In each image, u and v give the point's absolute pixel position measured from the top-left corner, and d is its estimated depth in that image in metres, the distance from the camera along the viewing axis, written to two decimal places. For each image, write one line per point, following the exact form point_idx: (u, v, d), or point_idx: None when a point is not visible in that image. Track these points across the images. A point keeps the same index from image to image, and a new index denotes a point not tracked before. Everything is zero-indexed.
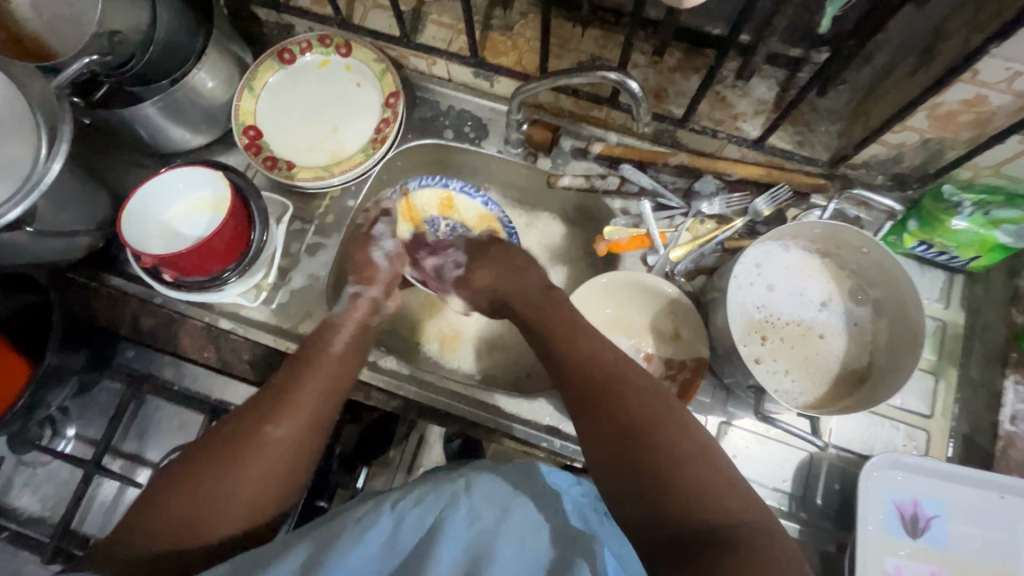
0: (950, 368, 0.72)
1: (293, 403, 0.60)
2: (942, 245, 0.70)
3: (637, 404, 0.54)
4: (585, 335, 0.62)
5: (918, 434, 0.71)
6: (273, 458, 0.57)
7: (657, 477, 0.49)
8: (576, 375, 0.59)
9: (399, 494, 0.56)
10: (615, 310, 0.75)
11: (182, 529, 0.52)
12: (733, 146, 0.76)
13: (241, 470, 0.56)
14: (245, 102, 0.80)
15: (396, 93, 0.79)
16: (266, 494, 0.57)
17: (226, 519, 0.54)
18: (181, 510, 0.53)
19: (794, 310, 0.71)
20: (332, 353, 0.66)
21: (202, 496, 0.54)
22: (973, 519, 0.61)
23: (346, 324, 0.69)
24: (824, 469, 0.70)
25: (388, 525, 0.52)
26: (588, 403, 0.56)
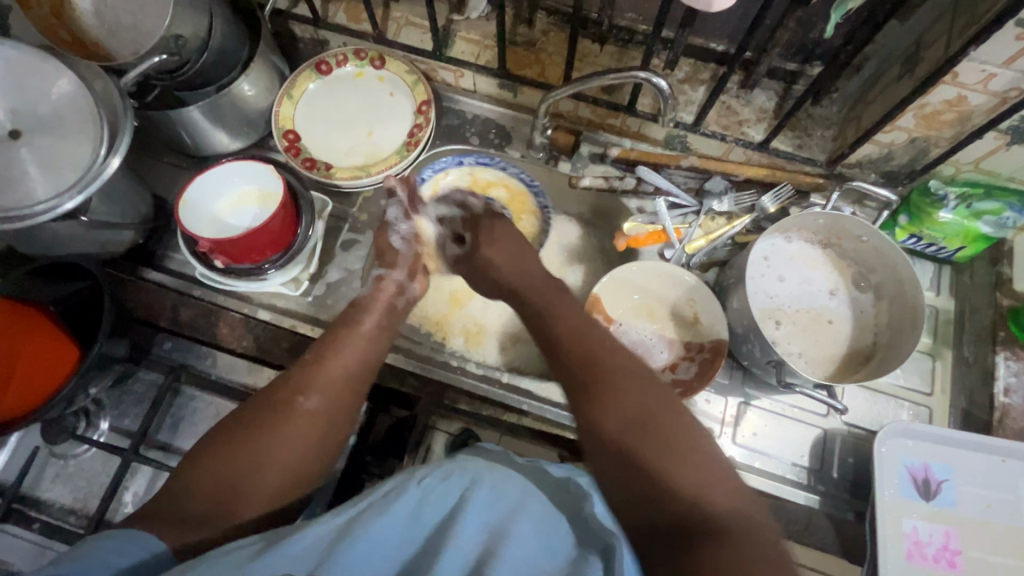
0: (945, 350, 0.78)
1: (321, 376, 0.62)
2: (930, 237, 0.77)
3: (635, 393, 0.55)
4: (594, 330, 0.62)
5: (921, 410, 0.76)
6: (305, 433, 0.59)
7: (650, 468, 0.50)
8: (576, 364, 0.59)
9: (428, 468, 0.56)
10: (642, 297, 0.80)
11: (220, 496, 0.54)
12: (739, 149, 0.83)
13: (278, 437, 0.58)
14: (285, 108, 0.85)
15: (428, 101, 0.85)
16: (303, 462, 0.59)
17: (264, 485, 0.56)
18: (216, 479, 0.55)
19: (803, 299, 0.77)
20: (362, 332, 0.68)
21: (243, 461, 0.56)
22: (979, 481, 0.66)
23: (375, 306, 0.71)
24: (838, 444, 0.74)
25: (412, 501, 0.52)
26: (585, 387, 0.57)
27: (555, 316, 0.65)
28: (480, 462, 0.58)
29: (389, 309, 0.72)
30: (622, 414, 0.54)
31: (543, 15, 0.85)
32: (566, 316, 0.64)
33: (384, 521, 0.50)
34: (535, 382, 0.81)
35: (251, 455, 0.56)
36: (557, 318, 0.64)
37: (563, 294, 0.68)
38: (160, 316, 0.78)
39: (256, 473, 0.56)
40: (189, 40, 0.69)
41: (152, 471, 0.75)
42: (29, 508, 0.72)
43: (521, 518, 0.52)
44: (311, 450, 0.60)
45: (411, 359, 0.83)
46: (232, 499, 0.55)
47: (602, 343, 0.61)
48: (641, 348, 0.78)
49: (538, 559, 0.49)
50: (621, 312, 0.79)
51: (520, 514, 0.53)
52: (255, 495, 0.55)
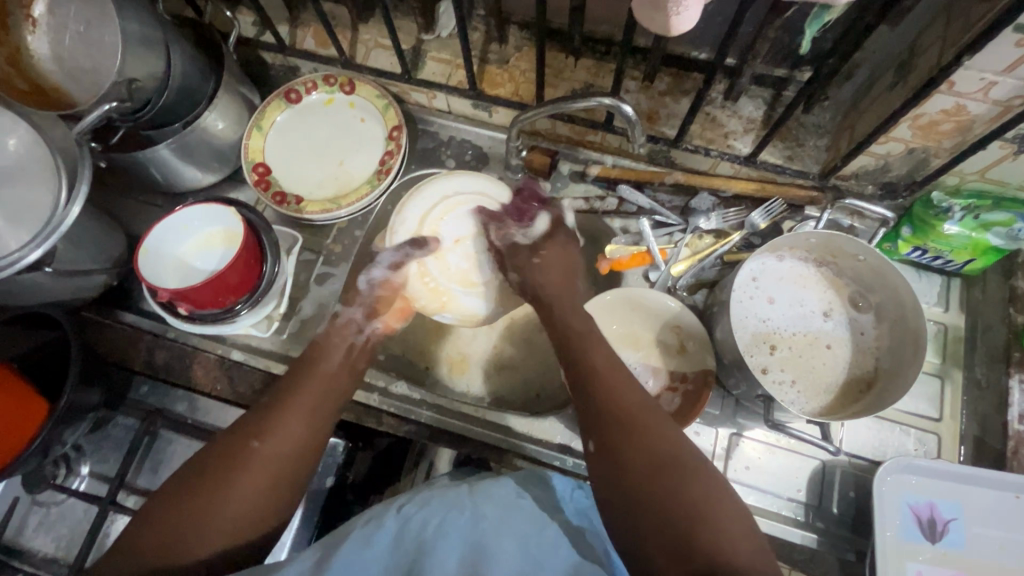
0: (955, 371, 0.73)
1: (282, 415, 0.59)
2: (936, 250, 0.72)
3: (664, 442, 0.52)
4: (620, 372, 0.59)
5: (928, 437, 0.71)
6: (269, 471, 0.56)
7: (672, 512, 0.47)
8: (605, 413, 0.55)
9: (407, 496, 0.55)
10: (621, 327, 0.76)
11: (169, 546, 0.50)
12: (726, 163, 0.78)
13: (236, 491, 0.53)
14: (255, 141, 0.82)
15: (399, 126, 0.82)
16: (261, 512, 0.54)
17: (215, 536, 0.51)
18: (176, 521, 0.51)
19: (798, 322, 0.72)
20: (320, 375, 0.65)
21: (192, 512, 0.52)
22: (991, 520, 0.61)
23: (330, 348, 0.68)
24: (838, 476, 0.70)
25: (393, 528, 0.51)
26: (614, 435, 0.53)
27: (584, 358, 0.61)
28: (460, 489, 0.55)
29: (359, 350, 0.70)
30: (661, 502, 0.48)
31: (515, 30, 0.81)
32: (595, 350, 0.62)
33: (366, 548, 0.49)
34: (516, 417, 0.76)
35: (201, 510, 0.52)
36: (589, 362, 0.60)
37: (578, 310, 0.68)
38: (136, 359, 0.78)
39: (216, 513, 0.52)
40: (145, 82, 0.67)
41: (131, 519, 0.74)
42: (15, 558, 0.74)
43: (507, 541, 0.49)
44: (268, 500, 0.55)
45: (385, 398, 0.78)
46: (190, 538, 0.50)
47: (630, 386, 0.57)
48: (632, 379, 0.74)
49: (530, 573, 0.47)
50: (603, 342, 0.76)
51: (503, 534, 0.50)
52: (210, 537, 0.51)
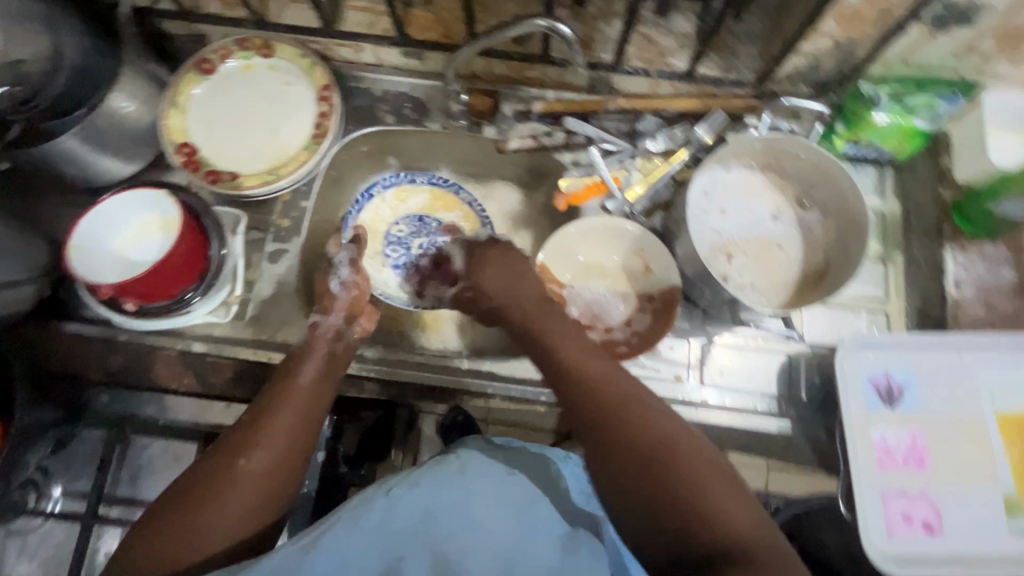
0: (896, 253, 0.77)
1: (268, 426, 0.55)
2: (868, 141, 0.75)
3: (643, 417, 0.48)
4: (591, 357, 0.54)
5: (879, 317, 0.76)
6: (255, 484, 0.52)
7: (665, 498, 0.44)
8: (577, 397, 0.51)
9: (397, 477, 0.55)
10: (587, 257, 0.77)
11: (166, 558, 0.48)
12: (665, 82, 0.79)
13: (224, 502, 0.51)
14: (175, 120, 0.77)
15: (329, 85, 0.77)
16: (257, 518, 0.52)
17: (209, 546, 0.49)
18: (167, 535, 0.49)
19: (749, 228, 0.75)
20: (301, 384, 0.60)
21: (184, 524, 0.49)
22: (939, 380, 0.67)
23: (306, 358, 0.63)
24: (804, 366, 0.74)
25: (382, 508, 0.52)
26: (589, 432, 0.48)
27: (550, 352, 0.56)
28: (453, 464, 0.56)
29: (330, 357, 0.64)
30: (650, 486, 0.44)
31: None
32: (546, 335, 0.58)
33: (357, 528, 0.50)
34: (495, 362, 0.77)
35: (193, 519, 0.49)
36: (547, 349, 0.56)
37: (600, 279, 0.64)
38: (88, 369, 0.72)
39: (206, 523, 0.49)
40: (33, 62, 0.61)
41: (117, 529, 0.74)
42: None
43: (493, 512, 0.52)
44: (259, 512, 0.52)
45: (365, 365, 0.76)
46: (183, 550, 0.48)
47: (607, 369, 0.52)
48: (607, 307, 0.76)
49: (518, 546, 0.49)
50: (571, 276, 0.77)
51: (490, 509, 0.52)
52: (199, 551, 0.49)
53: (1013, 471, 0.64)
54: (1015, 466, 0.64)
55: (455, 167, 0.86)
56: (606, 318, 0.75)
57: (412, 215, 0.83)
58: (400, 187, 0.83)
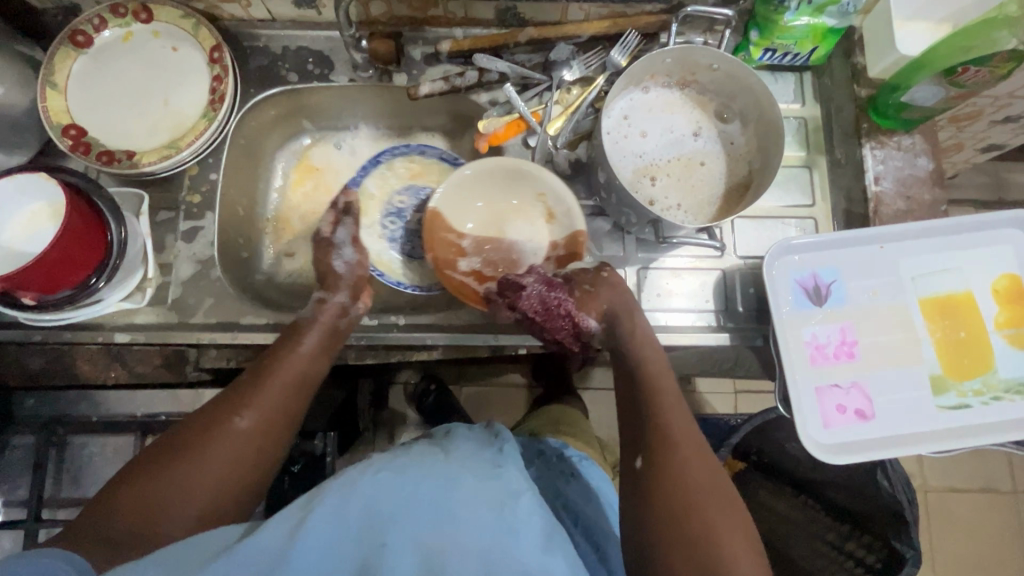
0: (820, 157, 0.77)
1: (263, 390, 0.57)
2: (783, 47, 0.75)
3: (701, 470, 0.56)
4: (673, 401, 0.61)
5: (807, 223, 0.76)
6: (244, 443, 0.55)
7: (693, 535, 0.52)
8: (650, 433, 0.58)
9: (382, 464, 0.55)
10: (485, 204, 0.77)
11: (153, 507, 0.50)
12: (575, 5, 0.75)
13: (213, 455, 0.53)
14: (53, 101, 0.71)
15: (218, 45, 0.72)
16: (242, 475, 0.54)
17: (194, 498, 0.51)
18: (152, 488, 0.50)
19: (671, 148, 0.75)
20: (300, 354, 0.61)
21: (171, 477, 0.51)
22: (862, 273, 0.68)
23: (306, 330, 0.64)
24: (738, 279, 0.75)
25: (368, 491, 0.51)
26: (654, 456, 0.57)
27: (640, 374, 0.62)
28: (438, 460, 0.57)
29: (332, 331, 0.66)
30: (685, 522, 0.52)
31: None
32: (645, 353, 0.64)
33: (341, 516, 0.48)
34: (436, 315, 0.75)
35: (184, 470, 0.52)
36: (642, 368, 0.63)
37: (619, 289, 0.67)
38: (7, 374, 0.69)
39: (194, 476, 0.52)
40: None
41: None
42: None
43: (475, 506, 0.51)
44: (247, 469, 0.54)
45: None
46: (170, 501, 0.50)
47: (682, 419, 0.59)
48: (515, 248, 0.77)
49: (498, 543, 0.48)
50: (467, 224, 0.76)
51: (474, 501, 0.52)
52: (185, 501, 0.51)
53: (937, 349, 0.67)
54: (938, 343, 0.67)
55: (374, 124, 0.88)
56: (507, 262, 0.77)
57: (418, 188, 0.86)
58: (412, 157, 0.86)
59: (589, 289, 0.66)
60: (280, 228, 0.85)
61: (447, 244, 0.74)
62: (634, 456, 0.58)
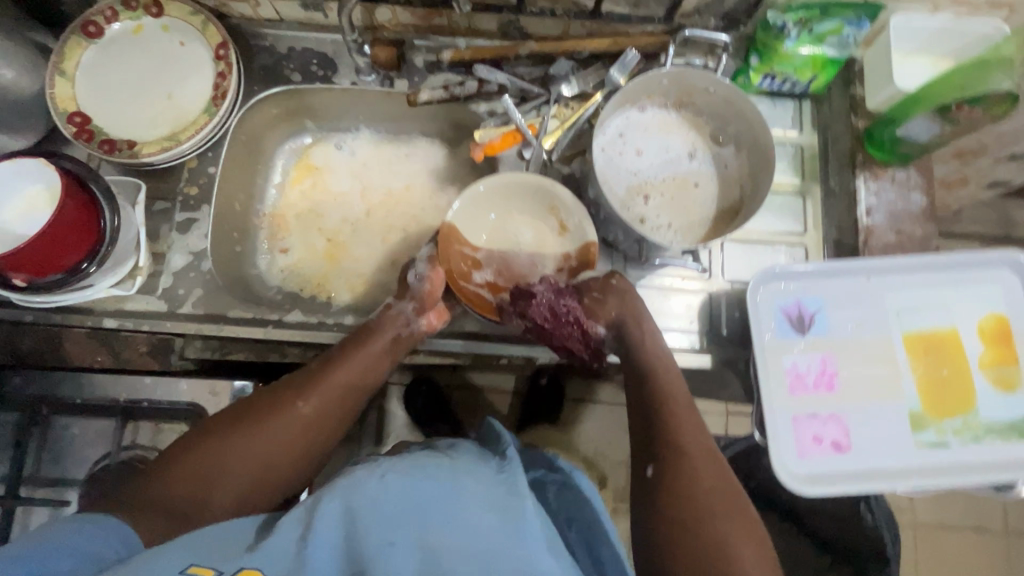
0: (813, 185, 0.78)
1: (326, 382, 0.63)
2: (783, 73, 0.75)
3: (710, 472, 0.59)
4: (684, 407, 0.63)
5: (797, 250, 0.77)
6: (300, 430, 0.60)
7: (700, 534, 0.54)
8: (660, 440, 0.61)
9: (390, 463, 0.54)
10: (500, 214, 0.77)
11: (209, 476, 0.55)
12: (577, 22, 0.76)
13: (271, 436, 0.58)
14: (61, 89, 0.72)
15: (224, 43, 0.74)
16: (291, 458, 0.59)
17: (245, 473, 0.56)
18: (212, 458, 0.56)
19: (666, 167, 0.75)
20: (366, 354, 0.66)
21: (230, 450, 0.56)
22: (847, 304, 0.68)
23: (372, 332, 0.69)
24: (724, 302, 0.75)
25: (375, 492, 0.50)
26: (664, 458, 0.60)
27: (656, 378, 0.65)
28: (444, 462, 0.56)
29: (398, 339, 0.70)
30: (692, 521, 0.55)
31: None
32: (656, 358, 0.67)
33: (347, 519, 0.48)
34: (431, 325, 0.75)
35: (242, 445, 0.57)
36: (660, 378, 0.65)
37: (630, 294, 0.69)
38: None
39: (249, 452, 0.57)
40: None
41: (47, 510, 0.69)
42: None
43: (483, 510, 0.50)
44: (296, 454, 0.60)
45: (281, 328, 0.72)
46: (224, 473, 0.56)
47: (693, 425, 0.62)
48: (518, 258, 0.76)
49: (505, 549, 0.47)
50: (479, 235, 0.76)
51: (483, 505, 0.51)
52: (236, 476, 0.56)
53: (918, 385, 0.66)
54: (920, 380, 0.66)
55: (375, 126, 0.89)
56: (517, 274, 0.76)
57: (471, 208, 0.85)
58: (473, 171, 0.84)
59: (601, 292, 0.69)
60: (276, 224, 0.87)
61: (461, 257, 0.75)
62: (645, 464, 0.61)
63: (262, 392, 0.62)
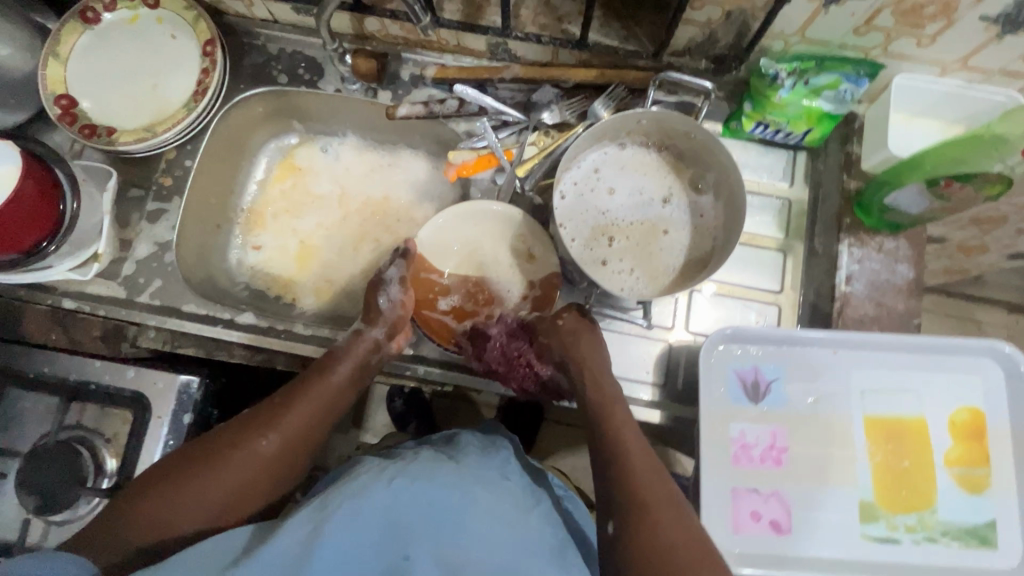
0: (797, 243, 0.74)
1: (288, 418, 0.60)
2: (775, 123, 0.71)
3: (671, 528, 0.53)
4: (641, 452, 0.58)
5: (770, 309, 0.73)
6: (261, 471, 0.58)
7: None
8: (616, 490, 0.56)
9: (396, 467, 0.56)
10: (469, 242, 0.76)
11: (164, 525, 0.54)
12: (566, 51, 0.74)
13: (229, 478, 0.56)
14: (53, 70, 0.74)
15: (212, 40, 0.74)
16: (251, 498, 0.58)
17: (203, 519, 0.55)
18: (168, 504, 0.54)
19: (638, 210, 0.72)
20: (332, 384, 0.63)
21: (185, 496, 0.55)
22: (807, 376, 0.64)
23: (338, 358, 0.65)
24: (684, 356, 0.72)
25: (383, 497, 0.52)
26: (622, 512, 0.55)
27: (608, 420, 0.61)
28: (448, 467, 0.58)
29: (365, 365, 0.66)
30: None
31: None
32: (608, 396, 0.63)
33: (357, 520, 0.50)
34: None
35: (198, 490, 0.55)
36: (608, 416, 0.61)
37: (579, 334, 0.66)
38: None
39: (205, 497, 0.55)
40: None
41: None
42: None
43: (487, 521, 0.54)
44: (256, 494, 0.58)
45: (231, 329, 0.73)
46: (180, 521, 0.54)
47: (650, 472, 0.57)
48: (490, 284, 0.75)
49: (515, 561, 0.51)
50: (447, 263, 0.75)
51: (488, 516, 0.54)
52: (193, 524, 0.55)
53: (873, 474, 0.62)
54: (876, 468, 0.62)
55: (361, 133, 0.89)
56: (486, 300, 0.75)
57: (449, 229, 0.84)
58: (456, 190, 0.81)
59: (548, 332, 0.67)
60: (252, 220, 0.87)
61: (428, 284, 0.75)
62: (607, 522, 0.56)
63: (222, 427, 0.60)
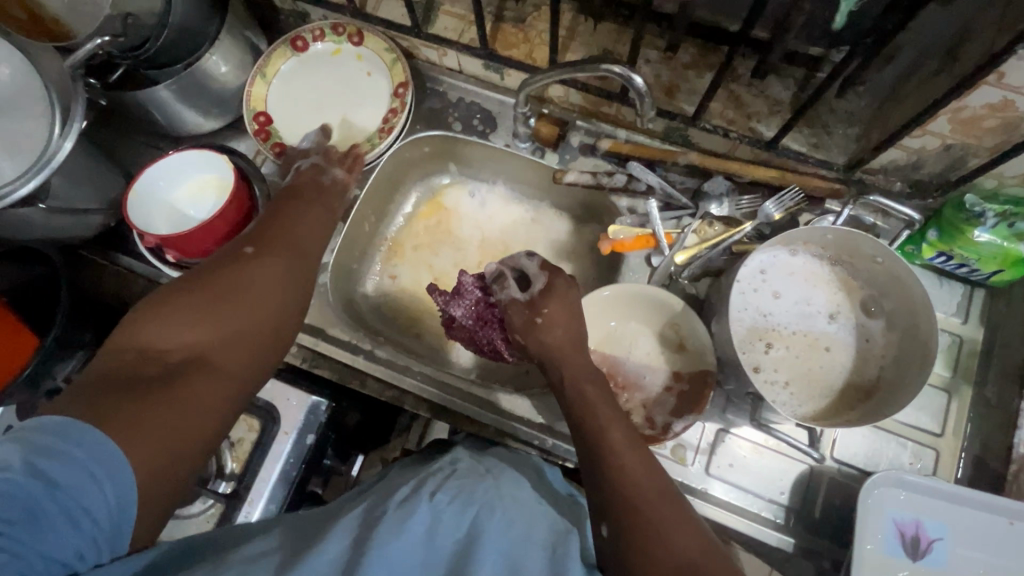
0: (964, 386, 0.70)
1: (266, 264, 0.60)
2: (962, 257, 0.67)
3: (682, 531, 0.47)
4: (634, 449, 0.52)
5: (926, 452, 0.68)
6: (270, 301, 0.57)
7: None
8: (615, 493, 0.49)
9: (434, 484, 0.49)
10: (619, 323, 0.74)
11: (188, 344, 0.51)
12: (747, 147, 0.73)
13: (244, 311, 0.55)
14: (258, 89, 0.80)
15: (405, 83, 0.79)
16: (269, 341, 0.56)
17: (228, 345, 0.53)
18: (191, 325, 0.52)
19: (799, 320, 0.69)
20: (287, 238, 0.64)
21: (203, 319, 0.53)
22: (977, 544, 0.59)
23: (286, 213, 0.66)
24: (825, 483, 0.68)
25: (427, 518, 0.45)
26: (620, 518, 0.48)
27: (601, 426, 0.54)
28: (485, 487, 0.50)
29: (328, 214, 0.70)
30: None
31: None
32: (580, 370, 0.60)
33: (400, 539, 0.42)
34: (501, 394, 0.75)
35: (223, 314, 0.54)
36: (606, 435, 0.53)
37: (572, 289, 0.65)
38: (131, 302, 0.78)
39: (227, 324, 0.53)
40: (142, 18, 0.65)
41: None
42: None
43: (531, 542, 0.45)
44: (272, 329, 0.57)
45: (371, 361, 0.75)
46: (202, 343, 0.51)
47: (645, 466, 0.51)
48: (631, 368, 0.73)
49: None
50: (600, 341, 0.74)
51: (531, 538, 0.46)
52: (216, 347, 0.52)
53: None
54: None
55: (511, 185, 0.90)
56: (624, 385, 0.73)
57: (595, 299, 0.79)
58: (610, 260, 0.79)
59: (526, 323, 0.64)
60: (393, 250, 0.90)
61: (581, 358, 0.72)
62: (598, 523, 0.49)
63: (205, 269, 0.58)
